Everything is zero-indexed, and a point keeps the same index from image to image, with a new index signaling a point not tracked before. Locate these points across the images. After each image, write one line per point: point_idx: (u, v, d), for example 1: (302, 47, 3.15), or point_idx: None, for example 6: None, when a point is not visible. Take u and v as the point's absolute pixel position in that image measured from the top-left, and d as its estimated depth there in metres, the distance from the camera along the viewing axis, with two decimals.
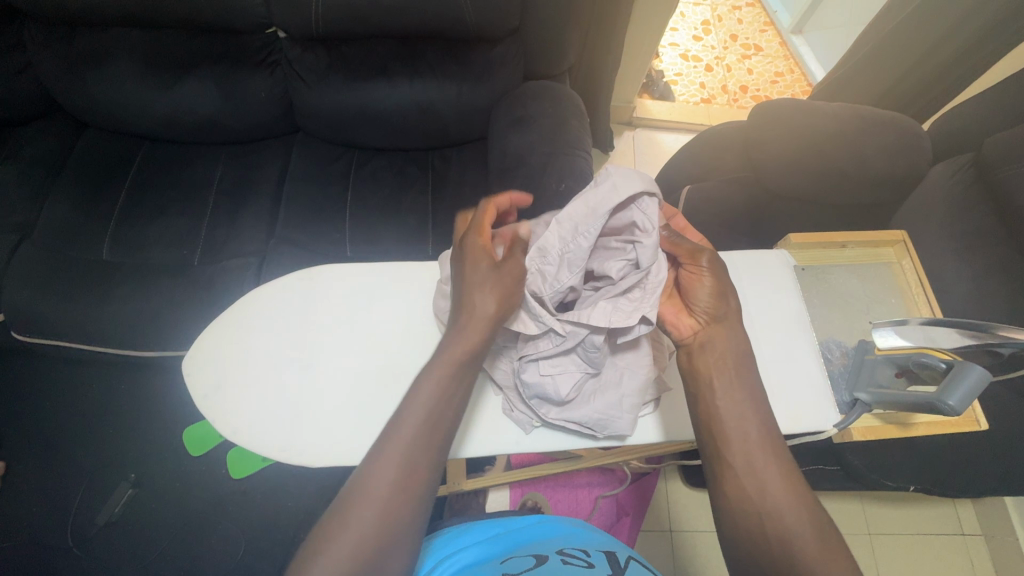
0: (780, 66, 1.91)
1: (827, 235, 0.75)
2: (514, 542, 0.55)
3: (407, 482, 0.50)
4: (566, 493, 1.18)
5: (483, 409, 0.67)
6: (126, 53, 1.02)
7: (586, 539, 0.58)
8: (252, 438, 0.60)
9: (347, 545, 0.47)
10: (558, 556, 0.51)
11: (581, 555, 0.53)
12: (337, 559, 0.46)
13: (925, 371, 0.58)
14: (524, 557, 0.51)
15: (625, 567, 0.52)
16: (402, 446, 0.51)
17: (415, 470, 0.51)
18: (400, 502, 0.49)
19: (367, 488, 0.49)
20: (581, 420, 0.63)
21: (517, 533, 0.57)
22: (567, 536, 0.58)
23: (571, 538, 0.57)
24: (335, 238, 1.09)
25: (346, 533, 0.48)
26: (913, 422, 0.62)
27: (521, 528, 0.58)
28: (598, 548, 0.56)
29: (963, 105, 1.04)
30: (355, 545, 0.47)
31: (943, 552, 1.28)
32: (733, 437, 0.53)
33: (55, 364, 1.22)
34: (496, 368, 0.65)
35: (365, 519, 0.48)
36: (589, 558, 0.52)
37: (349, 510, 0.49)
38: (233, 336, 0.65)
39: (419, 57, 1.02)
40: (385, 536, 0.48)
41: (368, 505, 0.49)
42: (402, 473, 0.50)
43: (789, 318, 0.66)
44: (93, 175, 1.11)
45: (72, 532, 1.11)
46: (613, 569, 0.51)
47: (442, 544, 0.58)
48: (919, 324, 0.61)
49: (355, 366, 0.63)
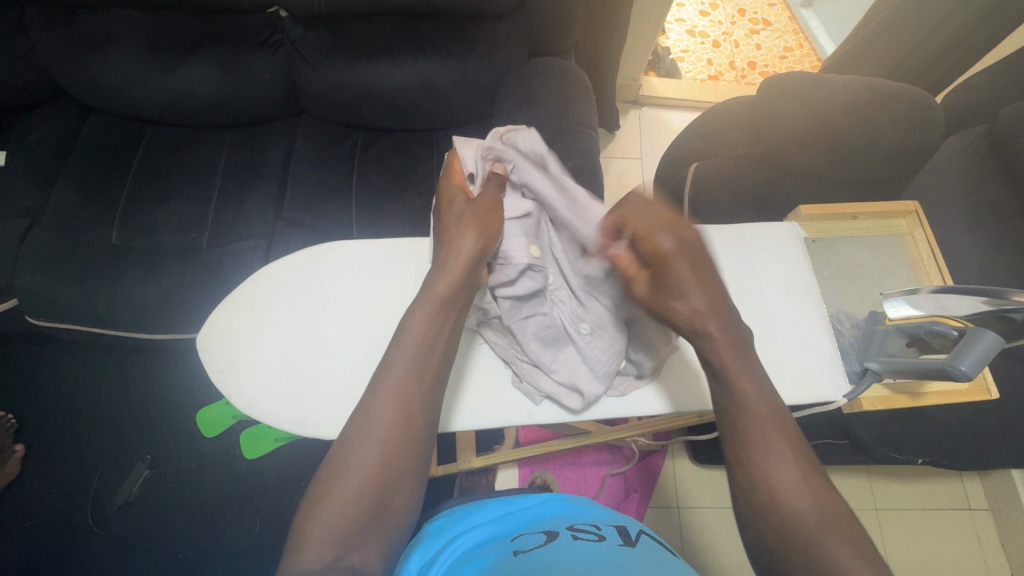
0: (789, 40, 1.87)
1: (838, 206, 0.73)
2: (524, 520, 0.56)
3: (401, 424, 0.51)
4: (574, 471, 1.25)
5: (488, 381, 0.68)
6: (128, 35, 1.01)
7: (596, 514, 0.59)
8: (266, 411, 0.61)
9: (349, 486, 0.49)
10: (568, 531, 0.52)
11: (592, 530, 0.53)
12: (339, 499, 0.48)
13: (936, 340, 0.56)
14: (534, 535, 0.52)
15: (635, 539, 0.53)
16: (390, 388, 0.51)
17: (411, 410, 0.52)
18: (398, 446, 0.51)
19: (363, 427, 0.51)
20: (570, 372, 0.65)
21: (526, 512, 0.58)
22: (575, 510, 0.59)
23: (578, 512, 0.59)
24: (341, 219, 1.09)
25: (347, 478, 0.49)
26: (924, 392, 0.60)
27: (531, 507, 0.59)
28: (608, 523, 0.57)
29: (978, 76, 1.03)
30: (356, 486, 0.49)
31: (951, 526, 1.29)
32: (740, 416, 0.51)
33: (69, 349, 1.24)
34: (490, 340, 0.67)
35: (365, 457, 0.50)
36: (599, 532, 0.53)
37: (349, 452, 0.50)
38: (246, 313, 0.66)
39: (422, 35, 1.01)
40: (384, 478, 0.50)
41: (364, 447, 0.50)
42: (396, 414, 0.51)
43: (797, 290, 0.64)
44: (99, 159, 1.11)
45: (93, 511, 1.14)
46: (624, 542, 0.51)
47: (451, 523, 0.58)
48: (930, 292, 0.58)
49: (366, 341, 0.63)
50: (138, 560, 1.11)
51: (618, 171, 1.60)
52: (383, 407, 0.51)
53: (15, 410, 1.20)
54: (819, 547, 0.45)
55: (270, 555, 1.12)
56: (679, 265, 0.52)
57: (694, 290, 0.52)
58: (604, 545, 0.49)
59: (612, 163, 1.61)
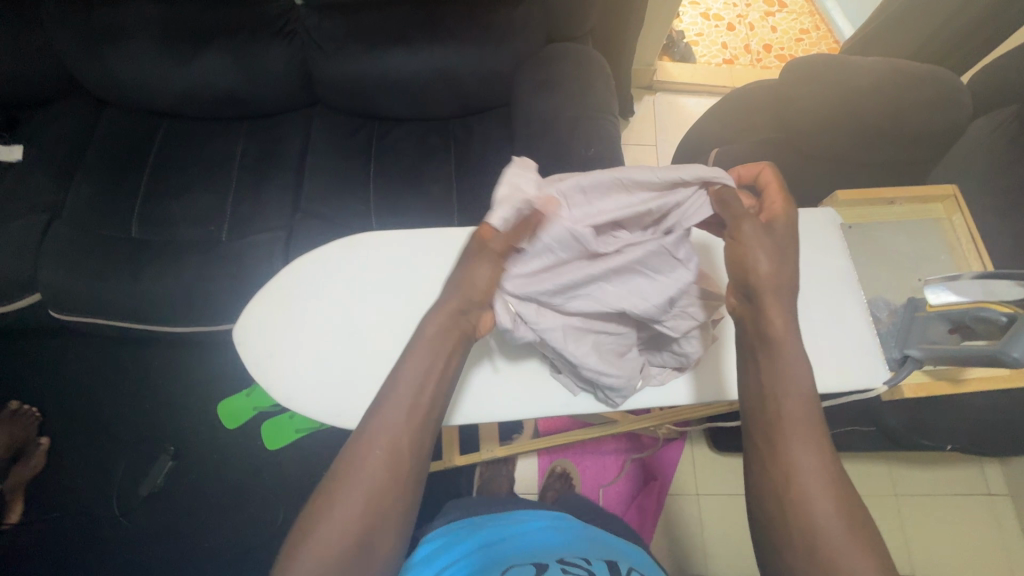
0: (805, 22, 1.84)
1: (876, 191, 0.71)
2: (514, 550, 0.60)
3: (395, 468, 0.47)
4: (593, 460, 1.26)
5: (522, 378, 0.67)
6: (145, 29, 1.01)
7: (584, 548, 0.63)
8: (304, 402, 0.61)
9: (334, 528, 0.44)
10: (557, 565, 0.56)
11: (581, 564, 0.57)
12: (321, 541, 0.44)
13: (983, 326, 0.53)
14: (525, 565, 0.55)
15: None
16: (392, 408, 0.48)
17: (411, 450, 0.48)
18: (393, 492, 0.46)
19: (353, 466, 0.46)
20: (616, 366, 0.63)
21: (517, 543, 0.62)
22: (562, 544, 0.62)
23: (565, 546, 0.62)
24: (359, 210, 1.08)
25: (335, 509, 0.45)
26: (965, 377, 0.59)
27: (519, 539, 0.63)
28: (597, 557, 0.60)
29: (1008, 56, 1.00)
30: (341, 530, 0.44)
31: (971, 512, 1.28)
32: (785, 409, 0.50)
33: (89, 343, 1.24)
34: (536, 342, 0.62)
35: (354, 492, 0.45)
36: (589, 567, 0.56)
37: (338, 483, 0.46)
38: (279, 305, 0.65)
39: (439, 22, 1.00)
40: (370, 524, 0.45)
41: (351, 488, 0.46)
42: (391, 455, 0.47)
43: (835, 278, 0.63)
44: (116, 153, 1.10)
45: (119, 503, 1.15)
46: None
47: (444, 548, 0.61)
48: (973, 277, 0.56)
49: (402, 332, 0.63)
50: (165, 550, 1.13)
51: (633, 159, 1.58)
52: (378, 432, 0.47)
53: (38, 405, 1.21)
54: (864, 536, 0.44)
55: None
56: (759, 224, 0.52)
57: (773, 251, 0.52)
58: None
59: (627, 151, 1.59)
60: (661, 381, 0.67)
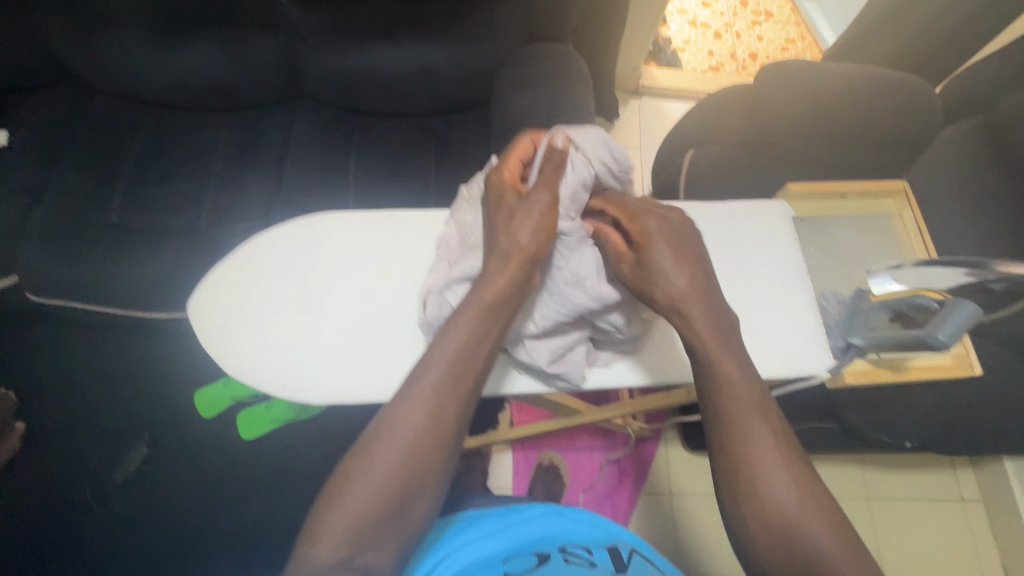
0: (791, 32, 1.87)
1: (828, 185, 0.74)
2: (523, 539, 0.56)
3: (416, 457, 0.49)
4: (568, 456, 1.26)
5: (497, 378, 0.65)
6: (133, 18, 1.03)
7: (600, 531, 0.60)
8: (255, 376, 0.62)
9: (358, 510, 0.47)
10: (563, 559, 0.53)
11: (586, 555, 0.54)
12: (343, 518, 0.47)
13: (920, 313, 0.55)
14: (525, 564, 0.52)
15: (628, 567, 0.53)
16: (430, 389, 0.50)
17: (436, 436, 0.50)
18: (411, 480, 0.49)
19: (378, 451, 0.49)
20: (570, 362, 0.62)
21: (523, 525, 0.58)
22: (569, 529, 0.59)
23: (572, 530, 0.58)
24: (339, 202, 1.09)
25: (368, 478, 0.48)
26: (906, 366, 0.61)
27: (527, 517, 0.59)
28: (603, 542, 0.57)
29: (978, 65, 1.03)
30: (365, 512, 0.47)
31: (942, 517, 1.29)
32: (731, 394, 0.50)
33: (69, 329, 1.25)
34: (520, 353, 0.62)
35: (387, 463, 0.49)
36: (593, 563, 0.53)
37: (372, 452, 0.49)
38: (238, 282, 0.67)
39: (422, 20, 1.02)
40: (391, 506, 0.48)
41: (371, 474, 0.48)
42: (414, 445, 0.49)
43: (786, 269, 0.64)
44: (101, 140, 1.12)
45: (92, 489, 1.15)
46: (616, 569, 0.52)
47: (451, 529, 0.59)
48: (913, 265, 0.57)
49: (356, 310, 0.64)
50: (136, 536, 1.13)
51: None
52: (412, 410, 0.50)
53: (16, 389, 1.21)
54: (806, 519, 0.46)
55: (268, 534, 1.14)
56: (660, 241, 0.55)
57: (678, 268, 0.53)
58: None
59: None
60: (609, 363, 0.66)
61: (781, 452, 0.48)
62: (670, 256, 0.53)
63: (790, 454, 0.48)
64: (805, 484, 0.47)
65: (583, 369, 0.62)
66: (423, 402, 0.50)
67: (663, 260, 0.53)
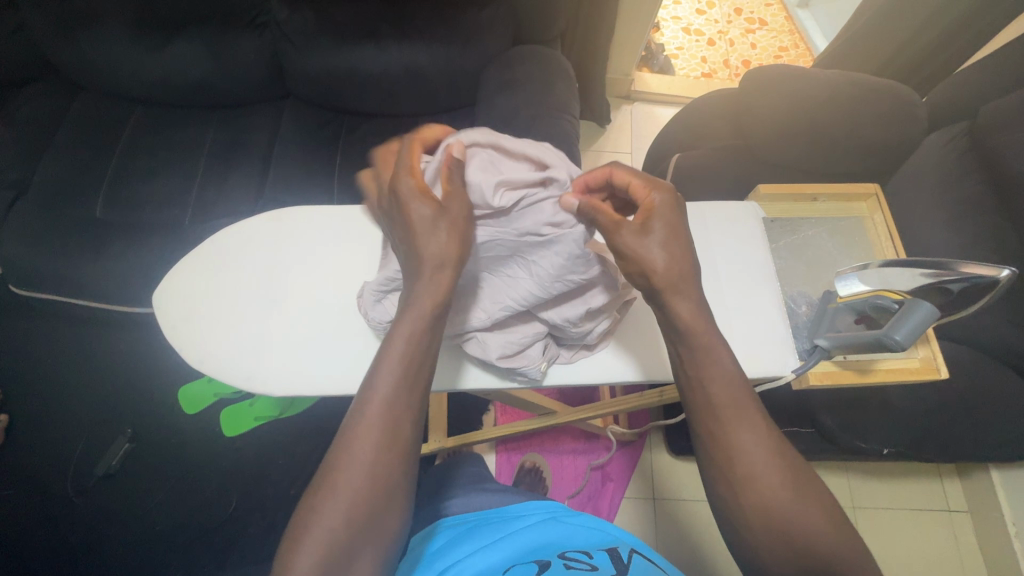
0: (785, 40, 1.87)
1: (798, 187, 0.73)
2: (518, 541, 0.56)
3: (381, 474, 0.48)
4: (551, 459, 1.26)
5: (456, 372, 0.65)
6: (119, 15, 1.03)
7: (599, 536, 0.59)
8: (216, 368, 0.62)
9: (340, 507, 0.47)
10: (561, 561, 0.52)
11: (584, 559, 0.53)
12: (328, 519, 0.46)
13: (881, 315, 0.55)
14: (527, 566, 0.51)
15: (627, 564, 0.52)
16: (387, 407, 0.49)
17: (398, 453, 0.49)
18: (389, 471, 0.49)
19: (345, 465, 0.48)
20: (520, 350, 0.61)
21: (514, 529, 0.57)
22: (566, 534, 0.58)
23: (570, 535, 0.58)
24: (323, 200, 1.10)
25: (335, 503, 0.47)
26: (872, 369, 0.60)
27: (521, 526, 0.58)
28: (600, 545, 0.56)
29: (961, 73, 1.03)
30: (348, 508, 0.47)
31: (929, 527, 1.28)
32: (693, 394, 0.50)
33: (55, 322, 1.25)
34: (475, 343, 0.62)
35: (349, 491, 0.47)
36: (592, 561, 0.52)
37: (337, 476, 0.48)
38: (202, 273, 0.67)
39: (407, 20, 1.02)
40: (373, 500, 0.47)
41: (336, 500, 0.47)
42: (386, 435, 0.49)
43: (751, 269, 0.64)
44: (88, 136, 1.13)
45: (71, 483, 1.15)
46: (617, 571, 0.51)
47: (447, 542, 0.58)
48: (876, 267, 0.58)
49: (318, 303, 0.64)
50: (114, 531, 1.13)
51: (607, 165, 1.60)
52: (371, 431, 0.48)
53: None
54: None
55: (245, 532, 1.13)
56: (670, 210, 0.52)
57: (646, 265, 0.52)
58: None
59: (601, 157, 1.61)
60: (570, 360, 0.65)
61: (740, 453, 0.48)
62: (668, 231, 0.51)
63: (749, 454, 0.48)
64: (762, 481, 0.47)
65: (541, 363, 0.62)
66: (386, 413, 0.50)
67: (659, 235, 0.51)
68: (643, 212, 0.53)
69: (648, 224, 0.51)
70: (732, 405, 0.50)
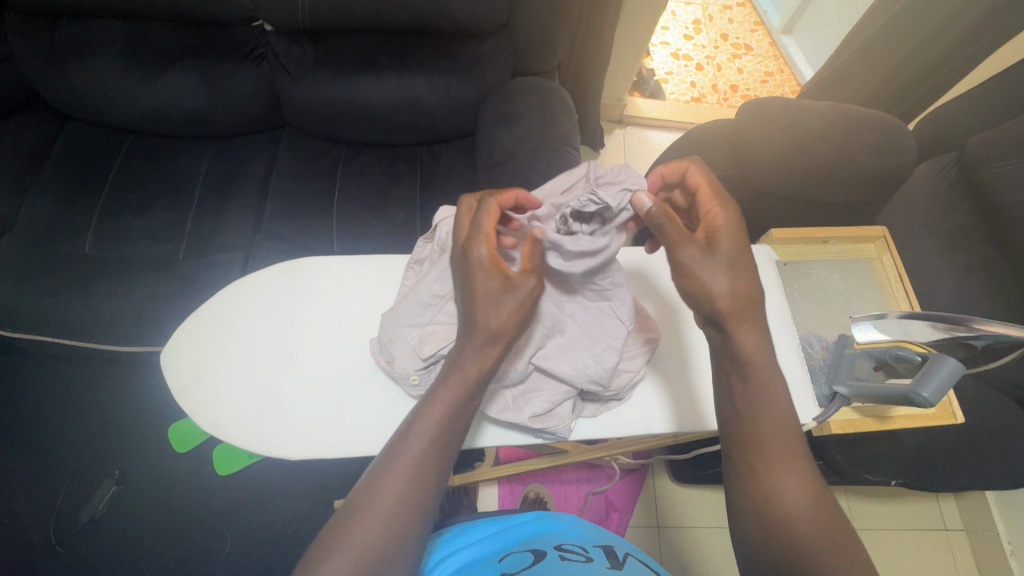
0: (770, 65, 1.92)
1: (811, 230, 0.77)
2: (516, 537, 0.55)
3: (396, 523, 0.46)
4: (556, 488, 1.23)
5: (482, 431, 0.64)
6: (111, 45, 1.00)
7: (589, 537, 0.58)
8: (231, 431, 0.62)
9: (348, 555, 0.44)
10: (556, 552, 0.51)
11: (580, 551, 0.52)
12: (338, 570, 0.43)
13: (902, 364, 0.61)
14: (523, 554, 0.50)
15: (624, 563, 0.51)
16: (410, 461, 0.49)
17: (413, 503, 0.48)
18: (402, 530, 0.46)
19: (363, 510, 0.47)
20: (540, 404, 0.61)
21: (517, 527, 0.56)
22: (564, 531, 0.57)
23: (564, 533, 0.57)
24: (322, 232, 1.08)
25: (347, 546, 0.45)
26: (891, 415, 0.65)
27: (522, 522, 0.57)
28: (596, 544, 0.56)
29: (947, 106, 1.06)
30: (352, 563, 0.44)
31: (928, 547, 1.29)
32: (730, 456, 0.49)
33: (39, 359, 1.20)
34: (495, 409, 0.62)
35: (363, 538, 0.45)
36: (588, 554, 0.52)
37: (350, 521, 0.46)
38: (214, 329, 0.67)
39: (407, 52, 1.01)
40: (385, 556, 0.45)
41: (346, 544, 0.45)
42: (406, 493, 0.48)
43: (774, 312, 0.67)
44: (77, 169, 1.10)
45: (52, 532, 1.08)
46: (611, 564, 0.50)
47: (448, 540, 0.57)
48: (896, 318, 0.61)
49: (336, 359, 0.65)
50: None
51: None
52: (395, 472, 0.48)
53: None
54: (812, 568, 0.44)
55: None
56: (731, 235, 0.53)
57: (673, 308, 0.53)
58: (591, 567, 0.48)
59: None
60: (594, 413, 0.66)
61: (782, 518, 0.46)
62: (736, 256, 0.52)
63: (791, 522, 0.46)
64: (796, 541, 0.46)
65: (570, 422, 0.63)
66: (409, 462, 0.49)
67: (730, 256, 0.52)
68: (705, 226, 0.54)
69: (715, 242, 0.53)
70: (765, 457, 0.49)
